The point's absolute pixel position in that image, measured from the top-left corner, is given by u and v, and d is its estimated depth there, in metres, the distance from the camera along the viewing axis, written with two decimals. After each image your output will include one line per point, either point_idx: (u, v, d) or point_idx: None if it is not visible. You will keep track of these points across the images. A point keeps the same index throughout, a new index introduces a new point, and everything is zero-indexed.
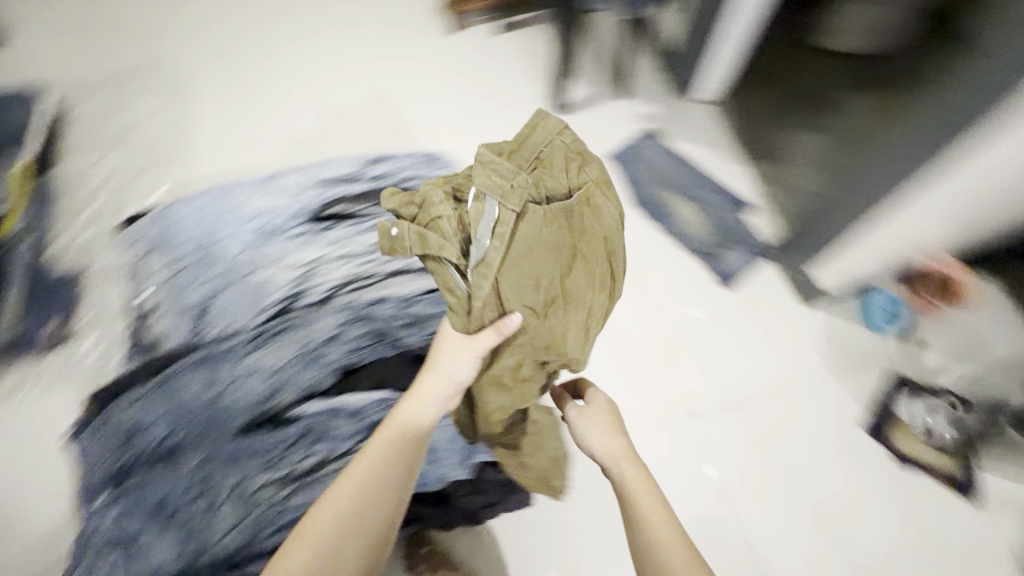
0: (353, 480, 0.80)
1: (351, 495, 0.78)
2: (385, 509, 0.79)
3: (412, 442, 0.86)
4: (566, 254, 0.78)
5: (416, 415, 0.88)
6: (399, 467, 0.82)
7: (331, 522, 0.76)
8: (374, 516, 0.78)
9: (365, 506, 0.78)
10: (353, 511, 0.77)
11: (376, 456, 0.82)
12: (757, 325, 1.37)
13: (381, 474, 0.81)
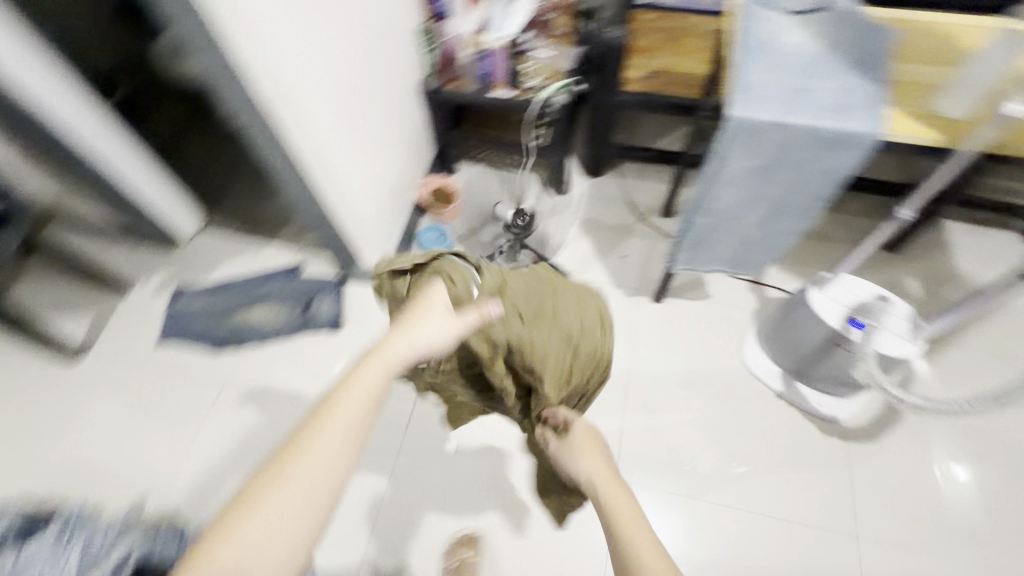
0: (281, 462, 0.44)
1: (271, 486, 0.43)
2: (321, 495, 0.44)
3: (364, 406, 0.49)
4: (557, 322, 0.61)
5: (375, 380, 0.50)
6: (344, 436, 0.46)
7: (233, 524, 0.42)
8: (314, 504, 0.44)
9: (298, 492, 0.43)
10: (283, 503, 0.43)
11: (328, 428, 0.46)
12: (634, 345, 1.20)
13: (316, 453, 0.45)
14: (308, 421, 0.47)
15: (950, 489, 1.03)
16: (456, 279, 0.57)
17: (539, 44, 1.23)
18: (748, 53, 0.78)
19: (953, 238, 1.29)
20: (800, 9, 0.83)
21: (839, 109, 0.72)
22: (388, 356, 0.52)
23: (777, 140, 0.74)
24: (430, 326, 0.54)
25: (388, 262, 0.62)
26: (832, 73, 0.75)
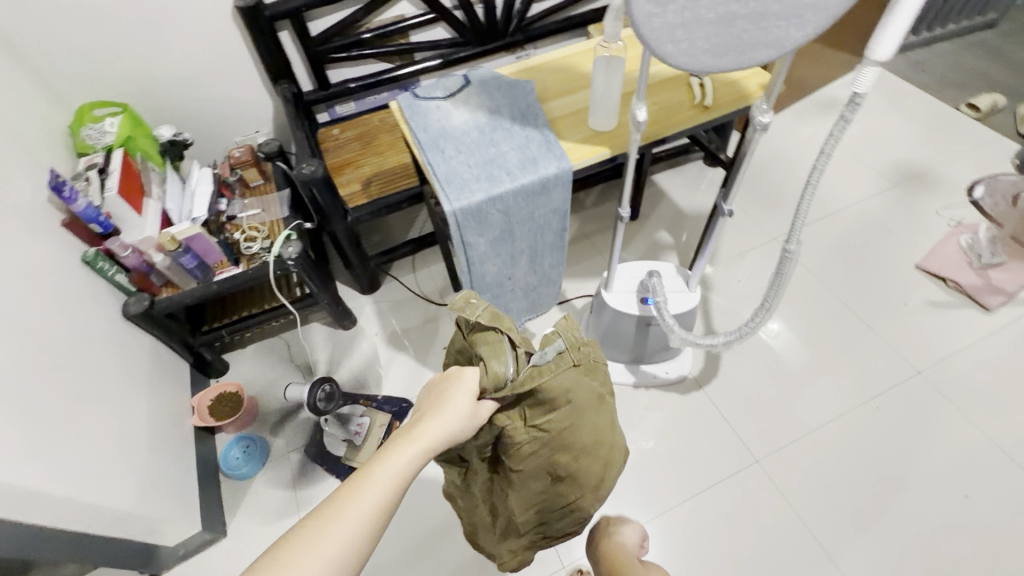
0: (316, 523, 0.47)
1: (303, 551, 0.45)
2: (346, 560, 0.46)
3: (395, 483, 0.51)
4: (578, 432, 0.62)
5: (412, 455, 0.52)
6: (375, 506, 0.49)
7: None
8: (338, 569, 0.46)
9: (326, 556, 0.45)
10: (310, 566, 0.45)
11: (390, 476, 0.51)
12: None
13: (349, 522, 0.47)
14: (344, 487, 0.49)
15: (782, 372, 1.22)
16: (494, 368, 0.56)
17: (243, 207, 1.19)
18: (430, 149, 0.80)
19: (667, 184, 1.56)
20: (450, 91, 0.89)
21: (527, 162, 0.77)
22: (421, 436, 0.54)
23: (498, 211, 0.77)
24: (455, 406, 0.55)
25: (465, 303, 0.58)
26: (499, 128, 0.82)
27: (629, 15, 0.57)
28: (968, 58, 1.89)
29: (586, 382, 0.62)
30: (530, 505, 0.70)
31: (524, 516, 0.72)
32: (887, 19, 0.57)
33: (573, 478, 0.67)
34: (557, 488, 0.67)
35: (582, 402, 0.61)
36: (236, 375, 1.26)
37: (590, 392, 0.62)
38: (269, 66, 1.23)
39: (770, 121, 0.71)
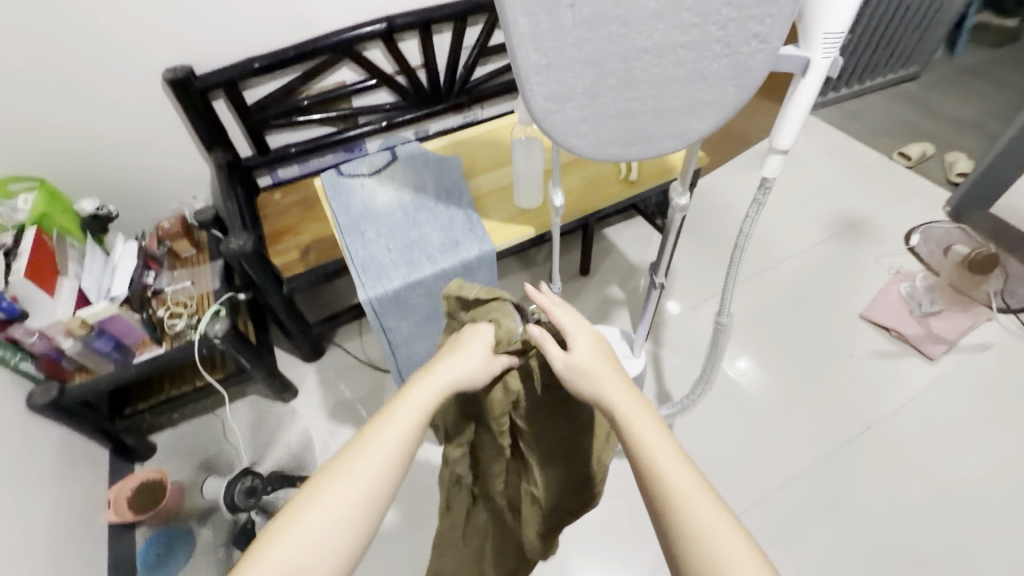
0: (342, 462, 0.48)
1: (332, 486, 0.47)
2: (376, 494, 0.47)
3: (420, 417, 0.51)
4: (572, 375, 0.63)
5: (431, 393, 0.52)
6: (404, 439, 0.50)
7: (296, 522, 0.45)
8: (369, 507, 0.47)
9: (355, 492, 0.47)
10: (338, 502, 0.46)
11: (416, 408, 0.51)
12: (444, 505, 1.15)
13: (372, 459, 0.48)
14: (364, 428, 0.50)
15: (735, 431, 1.20)
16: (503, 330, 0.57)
17: (171, 280, 1.14)
18: (350, 232, 0.77)
19: (617, 238, 1.57)
20: (376, 167, 0.87)
21: (449, 245, 0.75)
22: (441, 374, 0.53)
23: (420, 295, 0.74)
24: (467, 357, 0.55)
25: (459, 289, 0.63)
26: (425, 206, 0.81)
27: (529, 111, 0.56)
28: (897, 108, 1.99)
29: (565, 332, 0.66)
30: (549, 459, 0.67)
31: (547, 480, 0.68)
32: (785, 110, 0.58)
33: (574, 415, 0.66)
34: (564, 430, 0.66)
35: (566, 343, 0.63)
36: (161, 460, 1.17)
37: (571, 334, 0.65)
38: (203, 135, 1.21)
39: (689, 202, 0.71)
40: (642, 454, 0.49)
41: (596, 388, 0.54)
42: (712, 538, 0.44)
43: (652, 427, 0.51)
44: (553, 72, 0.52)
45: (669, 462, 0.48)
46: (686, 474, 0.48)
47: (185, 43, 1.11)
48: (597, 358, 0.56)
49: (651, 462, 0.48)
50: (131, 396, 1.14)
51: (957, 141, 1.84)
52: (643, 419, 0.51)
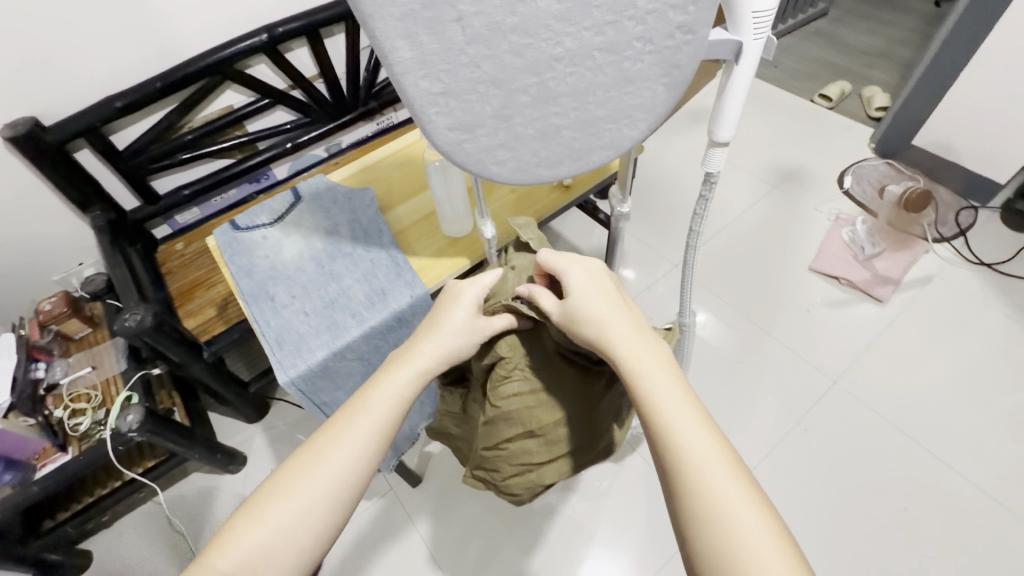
0: (310, 448, 0.45)
1: (300, 471, 0.43)
2: (348, 481, 0.44)
3: (394, 402, 0.48)
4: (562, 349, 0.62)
5: (407, 373, 0.50)
6: (379, 422, 0.47)
7: (260, 514, 0.41)
8: (338, 494, 0.43)
9: (324, 478, 0.43)
10: (305, 490, 0.42)
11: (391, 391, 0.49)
12: (425, 546, 1.08)
13: (346, 442, 0.45)
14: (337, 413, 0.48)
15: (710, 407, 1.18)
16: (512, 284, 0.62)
17: (67, 369, 0.98)
18: (257, 300, 0.66)
19: (561, 227, 1.50)
20: (278, 214, 0.75)
21: (375, 296, 0.65)
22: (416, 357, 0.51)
23: (353, 360, 0.64)
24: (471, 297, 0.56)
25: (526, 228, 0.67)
26: (343, 251, 0.70)
27: (434, 145, 0.47)
28: (812, 49, 2.00)
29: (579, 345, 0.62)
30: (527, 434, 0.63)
31: (518, 448, 0.64)
32: (722, 99, 0.51)
33: (563, 393, 0.63)
34: (548, 411, 0.62)
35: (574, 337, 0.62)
36: (101, 569, 1.04)
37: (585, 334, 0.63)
38: (71, 194, 1.03)
39: (632, 209, 0.64)
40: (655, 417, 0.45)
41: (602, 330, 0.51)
42: (735, 516, 0.39)
43: (670, 384, 0.46)
44: (452, 99, 0.43)
45: (688, 424, 0.43)
46: (708, 440, 0.43)
47: (20, 88, 0.92)
48: (599, 291, 0.53)
49: (668, 422, 0.44)
50: (49, 507, 1.00)
51: (871, 74, 1.86)
52: (658, 372, 0.47)
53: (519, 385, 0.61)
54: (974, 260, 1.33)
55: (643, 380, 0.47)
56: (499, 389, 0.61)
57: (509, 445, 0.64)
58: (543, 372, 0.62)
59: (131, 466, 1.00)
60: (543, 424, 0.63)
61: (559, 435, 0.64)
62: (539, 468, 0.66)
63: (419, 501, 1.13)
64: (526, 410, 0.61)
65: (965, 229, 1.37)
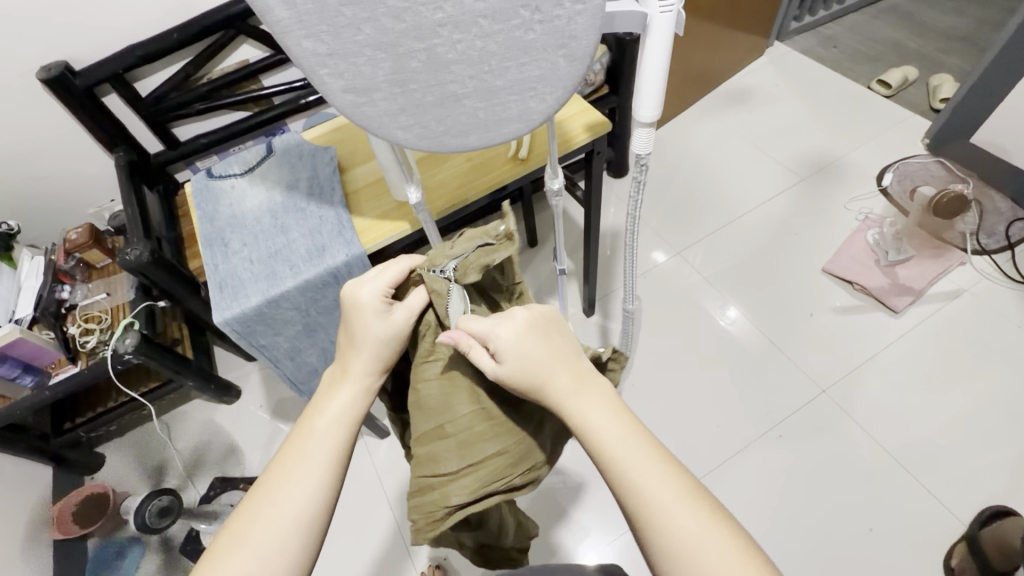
0: (261, 494, 0.43)
1: (257, 519, 0.41)
2: (315, 510, 0.43)
3: (343, 422, 0.47)
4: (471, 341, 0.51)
5: (352, 388, 0.48)
6: (333, 444, 0.45)
7: (221, 574, 0.39)
8: (306, 533, 0.42)
9: (285, 520, 0.41)
10: (267, 542, 0.40)
11: (337, 408, 0.47)
12: (386, 492, 1.13)
13: (302, 476, 0.43)
14: (284, 450, 0.45)
15: (685, 400, 1.15)
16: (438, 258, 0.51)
17: (86, 293, 1.09)
18: (213, 245, 0.71)
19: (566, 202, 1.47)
20: (249, 165, 0.79)
21: (315, 252, 0.69)
22: (355, 374, 0.49)
23: (290, 308, 0.69)
24: (383, 273, 0.50)
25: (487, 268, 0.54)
26: (297, 206, 0.73)
27: (334, 107, 0.48)
28: (881, 28, 1.80)
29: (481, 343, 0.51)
30: (435, 427, 0.51)
31: (426, 447, 0.51)
32: (639, 75, 0.50)
33: (479, 386, 0.51)
34: (466, 400, 0.51)
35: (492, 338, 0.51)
36: (109, 470, 1.18)
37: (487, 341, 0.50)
38: (99, 134, 1.12)
39: (562, 186, 0.66)
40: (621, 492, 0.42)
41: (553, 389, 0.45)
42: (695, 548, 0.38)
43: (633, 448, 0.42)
44: (339, 61, 0.43)
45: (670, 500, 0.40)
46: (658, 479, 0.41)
47: (55, 34, 1.00)
48: (535, 350, 0.46)
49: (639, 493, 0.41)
50: (68, 410, 1.13)
51: (945, 61, 1.66)
52: (604, 422, 0.44)
53: (440, 363, 0.52)
54: (1018, 279, 1.20)
55: (605, 453, 0.43)
56: (422, 367, 0.52)
57: (418, 446, 0.52)
58: (463, 347, 0.51)
59: (135, 386, 1.12)
60: (454, 417, 0.51)
61: (471, 441, 0.51)
62: (443, 485, 0.50)
63: (387, 450, 1.18)
64: (439, 397, 0.51)
65: (1014, 242, 1.23)
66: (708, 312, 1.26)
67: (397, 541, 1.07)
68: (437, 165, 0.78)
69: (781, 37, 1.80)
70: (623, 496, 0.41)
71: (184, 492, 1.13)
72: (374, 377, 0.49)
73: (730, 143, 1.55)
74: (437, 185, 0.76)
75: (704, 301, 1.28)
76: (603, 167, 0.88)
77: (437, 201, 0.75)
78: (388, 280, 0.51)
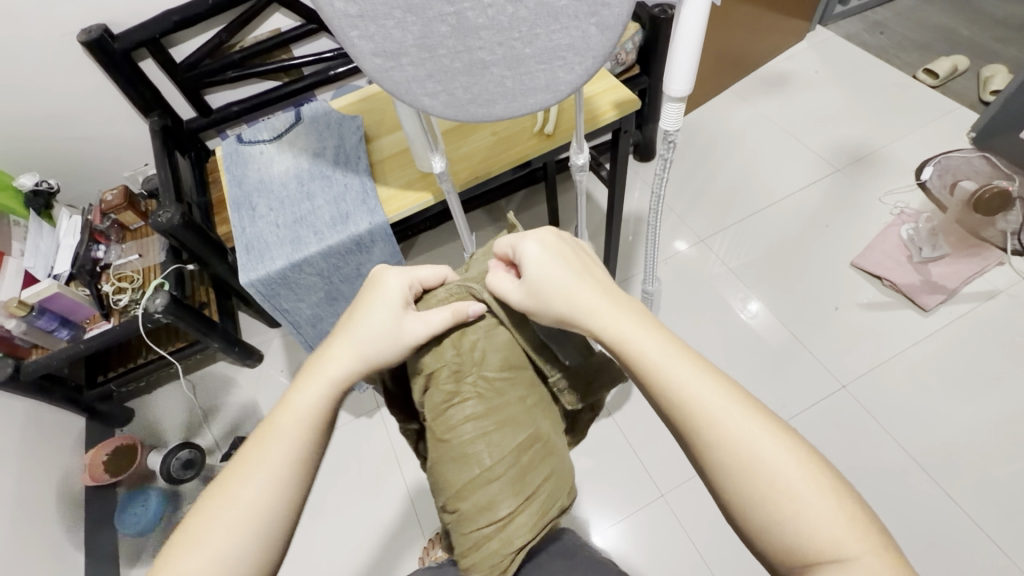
0: (223, 487, 0.43)
1: (220, 517, 0.41)
2: (283, 505, 0.43)
3: (311, 418, 0.46)
4: (501, 377, 0.51)
5: (325, 385, 0.47)
6: (301, 442, 0.45)
7: (183, 561, 0.40)
8: (271, 527, 0.42)
9: (249, 517, 0.41)
10: (229, 538, 0.41)
11: (309, 405, 0.46)
12: (399, 461, 1.16)
13: (268, 473, 0.43)
14: (247, 446, 0.45)
15: None
16: (479, 279, 0.56)
17: (120, 253, 1.14)
18: (240, 208, 0.73)
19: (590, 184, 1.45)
20: (278, 132, 0.80)
21: (338, 220, 0.70)
22: (330, 369, 0.48)
23: (310, 274, 0.71)
24: (415, 269, 0.53)
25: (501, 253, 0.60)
26: (321, 174, 0.74)
27: (362, 71, 0.48)
28: (934, 14, 1.71)
29: (514, 380, 0.52)
30: (482, 477, 0.48)
31: (473, 499, 0.48)
32: (671, 50, 0.49)
33: (515, 424, 0.50)
34: (507, 438, 0.49)
35: (517, 370, 0.52)
36: (138, 423, 1.23)
37: (515, 375, 0.52)
38: (135, 99, 1.15)
39: (587, 162, 0.66)
40: (679, 409, 0.40)
41: (591, 322, 0.46)
42: (755, 453, 0.37)
43: (692, 373, 0.41)
44: (369, 23, 0.43)
45: (736, 418, 0.38)
46: (714, 388, 0.40)
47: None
48: (557, 279, 0.47)
49: (693, 403, 0.40)
50: (100, 365, 1.18)
51: (1000, 51, 1.57)
52: (653, 342, 0.43)
53: (472, 404, 0.50)
54: None
55: (655, 368, 0.42)
56: (447, 415, 0.50)
57: (461, 499, 0.48)
58: (493, 380, 0.51)
59: (165, 346, 1.17)
60: (500, 458, 0.48)
61: (526, 473, 0.49)
62: (502, 531, 0.47)
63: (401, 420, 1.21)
64: (479, 439, 0.49)
65: None
66: (728, 303, 1.24)
67: (407, 508, 1.10)
68: (462, 138, 0.78)
69: (825, 21, 1.73)
70: (672, 404, 0.41)
71: (212, 455, 1.17)
72: (351, 373, 0.48)
73: (763, 130, 1.51)
74: (463, 157, 0.77)
75: (726, 293, 1.26)
76: (629, 148, 0.86)
77: (461, 173, 0.75)
78: (422, 277, 0.53)
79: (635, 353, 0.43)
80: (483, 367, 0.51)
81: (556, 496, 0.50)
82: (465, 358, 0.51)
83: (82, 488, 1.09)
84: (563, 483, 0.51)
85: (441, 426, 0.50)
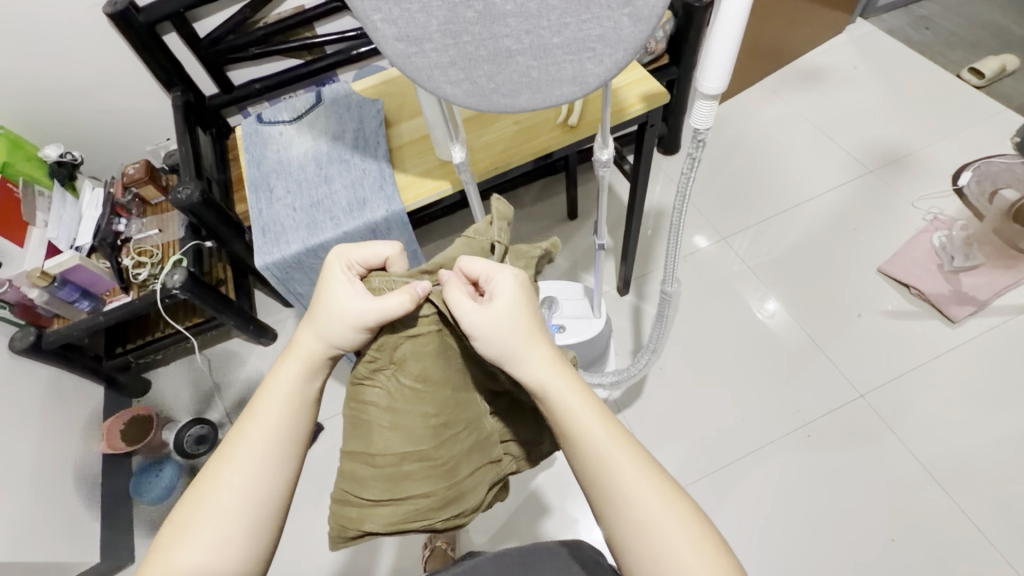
0: (209, 479, 0.44)
1: (210, 505, 0.42)
2: (269, 487, 0.44)
3: (287, 401, 0.47)
4: (415, 383, 0.49)
5: (295, 370, 0.48)
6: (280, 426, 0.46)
7: (178, 548, 0.41)
8: (262, 510, 0.43)
9: (234, 502, 0.43)
10: (221, 520, 0.42)
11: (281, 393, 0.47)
12: None
13: (244, 462, 0.44)
14: (230, 436, 0.46)
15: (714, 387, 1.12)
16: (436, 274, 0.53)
17: (141, 227, 1.15)
18: (258, 189, 0.72)
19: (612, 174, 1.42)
20: (298, 113, 0.79)
21: (355, 206, 0.69)
22: (298, 352, 0.49)
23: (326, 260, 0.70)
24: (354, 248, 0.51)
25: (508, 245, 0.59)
26: (338, 158, 0.73)
27: (385, 56, 0.46)
28: (984, 10, 1.62)
29: (428, 389, 0.50)
30: (361, 457, 0.48)
31: (350, 467, 0.49)
32: (707, 43, 0.47)
33: (410, 431, 0.48)
34: (396, 440, 0.48)
35: (436, 380, 0.50)
36: (153, 396, 1.26)
37: (433, 386, 0.50)
38: (159, 73, 1.15)
39: (611, 157, 0.63)
40: (597, 473, 0.44)
41: (534, 382, 0.47)
42: (656, 522, 0.41)
43: (611, 441, 0.44)
44: (393, 6, 0.42)
45: (644, 490, 0.42)
46: (629, 458, 0.44)
47: None
48: (508, 331, 0.48)
49: (612, 469, 0.43)
50: (120, 336, 1.21)
51: None
52: (584, 408, 0.46)
53: (380, 394, 0.49)
54: None
55: (582, 435, 0.45)
56: (357, 388, 0.50)
57: (343, 461, 0.50)
58: (407, 381, 0.49)
59: (183, 322, 1.19)
60: (382, 455, 0.48)
61: (402, 476, 0.48)
62: (362, 508, 0.49)
63: None
64: (374, 430, 0.48)
65: None
66: (748, 304, 1.21)
67: None
68: (483, 127, 0.76)
69: (866, 14, 1.65)
70: (592, 470, 0.44)
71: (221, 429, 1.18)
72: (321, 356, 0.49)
73: (795, 127, 1.46)
74: (482, 146, 0.75)
75: (746, 292, 1.23)
76: (655, 142, 0.84)
77: (481, 163, 0.73)
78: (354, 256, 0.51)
79: (566, 418, 0.46)
80: (401, 369, 0.49)
81: (424, 506, 0.49)
82: (389, 347, 0.49)
83: (98, 456, 1.11)
84: (440, 497, 0.50)
85: (350, 396, 0.50)
